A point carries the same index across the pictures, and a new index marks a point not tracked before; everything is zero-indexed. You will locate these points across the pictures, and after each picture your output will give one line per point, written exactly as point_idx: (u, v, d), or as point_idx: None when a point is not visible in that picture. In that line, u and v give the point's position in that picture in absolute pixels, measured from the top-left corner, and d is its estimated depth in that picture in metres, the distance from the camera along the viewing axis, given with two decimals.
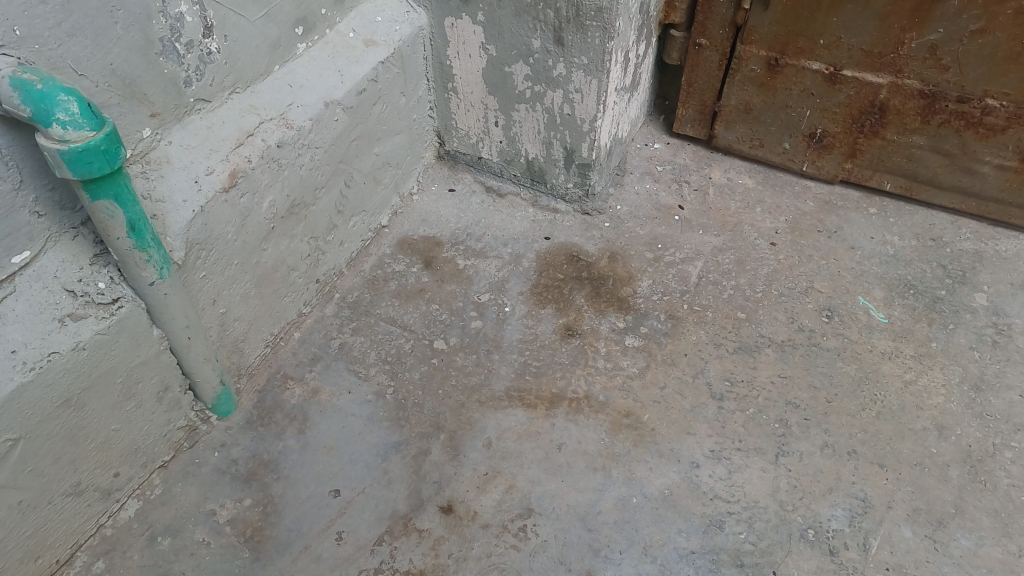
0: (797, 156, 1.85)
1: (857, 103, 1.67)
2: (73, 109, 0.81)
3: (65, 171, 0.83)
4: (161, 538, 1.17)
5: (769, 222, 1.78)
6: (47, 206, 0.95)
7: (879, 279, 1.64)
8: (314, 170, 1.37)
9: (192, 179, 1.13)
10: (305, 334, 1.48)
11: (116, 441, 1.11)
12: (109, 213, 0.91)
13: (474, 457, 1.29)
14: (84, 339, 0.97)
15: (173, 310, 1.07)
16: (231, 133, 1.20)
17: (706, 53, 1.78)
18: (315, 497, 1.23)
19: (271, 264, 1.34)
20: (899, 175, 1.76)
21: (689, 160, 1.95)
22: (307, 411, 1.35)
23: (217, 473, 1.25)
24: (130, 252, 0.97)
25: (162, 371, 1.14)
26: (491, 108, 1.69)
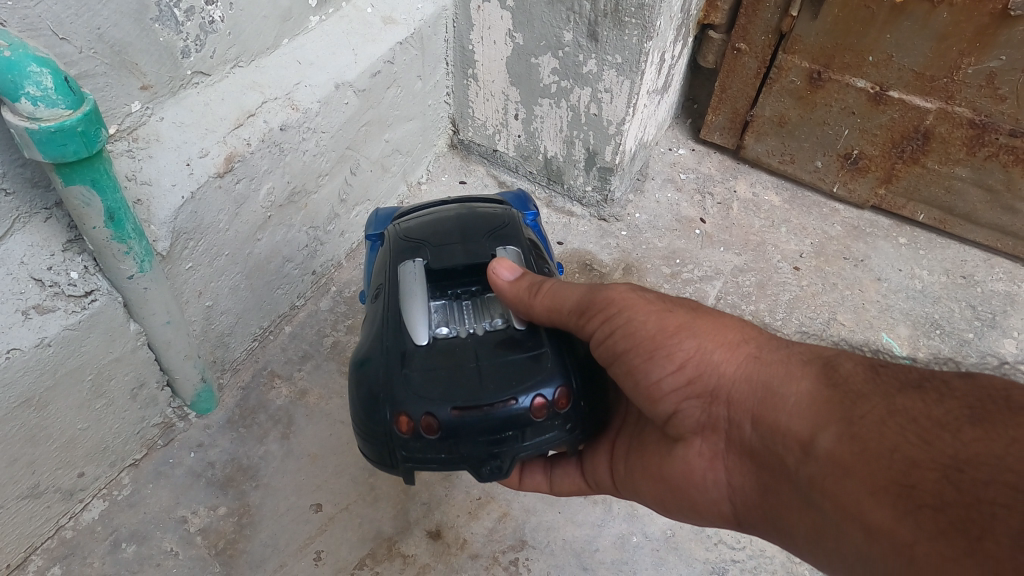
0: (829, 176, 1.75)
1: (900, 128, 1.57)
2: (46, 83, 0.70)
3: (35, 152, 0.73)
4: (126, 545, 1.09)
5: (793, 245, 1.69)
6: (16, 182, 0.84)
7: (904, 316, 1.55)
8: (319, 157, 1.27)
9: (184, 161, 1.02)
10: (297, 329, 1.39)
11: (82, 440, 1.02)
12: (85, 200, 0.81)
13: (467, 478, 1.21)
14: (50, 335, 0.88)
15: (153, 305, 0.98)
16: (230, 112, 1.09)
17: (744, 59, 1.67)
18: (294, 511, 1.15)
19: (265, 255, 1.24)
20: (934, 206, 1.68)
21: (714, 170, 1.85)
22: (293, 414, 1.26)
23: (191, 476, 1.17)
24: (107, 243, 0.87)
25: (137, 367, 1.05)
26: (512, 100, 1.58)
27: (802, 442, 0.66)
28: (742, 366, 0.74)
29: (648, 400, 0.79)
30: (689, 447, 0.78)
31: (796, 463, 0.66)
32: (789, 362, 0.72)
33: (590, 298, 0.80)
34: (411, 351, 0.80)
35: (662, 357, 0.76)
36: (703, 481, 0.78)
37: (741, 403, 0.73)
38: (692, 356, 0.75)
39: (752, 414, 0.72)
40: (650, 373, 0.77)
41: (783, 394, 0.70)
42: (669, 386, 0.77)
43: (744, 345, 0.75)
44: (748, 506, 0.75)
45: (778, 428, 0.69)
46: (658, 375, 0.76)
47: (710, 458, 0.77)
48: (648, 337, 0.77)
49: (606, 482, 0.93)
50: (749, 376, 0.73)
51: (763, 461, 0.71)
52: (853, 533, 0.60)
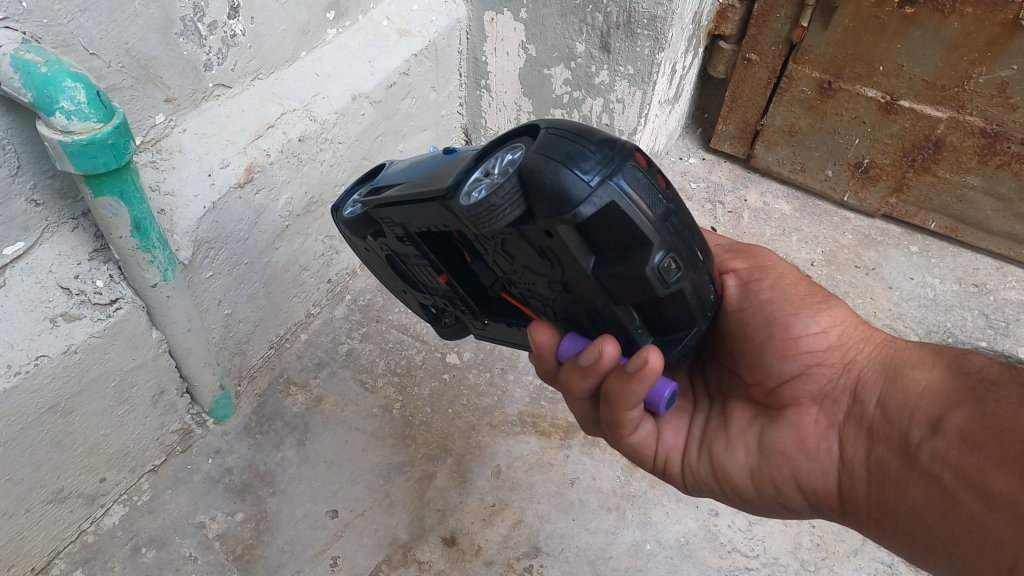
0: (839, 185, 1.76)
1: (911, 137, 1.58)
2: (79, 97, 0.72)
3: (67, 163, 0.75)
4: (146, 550, 1.10)
5: (804, 253, 1.69)
6: (46, 193, 0.87)
7: (917, 325, 1.56)
8: (335, 167, 1.29)
9: (205, 171, 1.04)
10: (312, 337, 1.40)
11: (104, 445, 1.04)
12: (112, 210, 0.83)
13: (481, 485, 1.22)
14: (76, 342, 0.90)
15: (175, 313, 0.99)
16: (250, 123, 1.12)
17: (755, 69, 1.68)
18: (311, 517, 1.16)
19: (282, 263, 1.26)
20: (946, 214, 1.68)
21: (725, 179, 1.86)
22: (308, 421, 1.28)
23: (209, 482, 1.18)
24: (132, 252, 0.89)
25: (158, 374, 1.06)
26: (525, 110, 1.60)
27: (933, 420, 0.69)
28: (879, 350, 0.81)
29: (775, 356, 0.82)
30: (803, 413, 0.80)
31: (921, 438, 0.69)
32: (925, 352, 0.77)
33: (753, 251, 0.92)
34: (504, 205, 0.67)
35: (809, 315, 0.83)
36: (814, 450, 0.78)
37: (872, 381, 0.78)
38: (834, 323, 0.83)
39: (880, 393, 0.76)
40: (795, 325, 0.83)
41: (915, 377, 0.75)
42: (809, 344, 0.82)
43: (883, 336, 0.82)
44: (853, 485, 0.74)
45: (908, 405, 0.73)
46: (800, 329, 0.82)
47: (825, 427, 0.79)
48: (801, 295, 0.85)
49: (673, 457, 0.88)
50: (884, 358, 0.79)
51: (883, 437, 0.74)
52: (971, 501, 0.62)
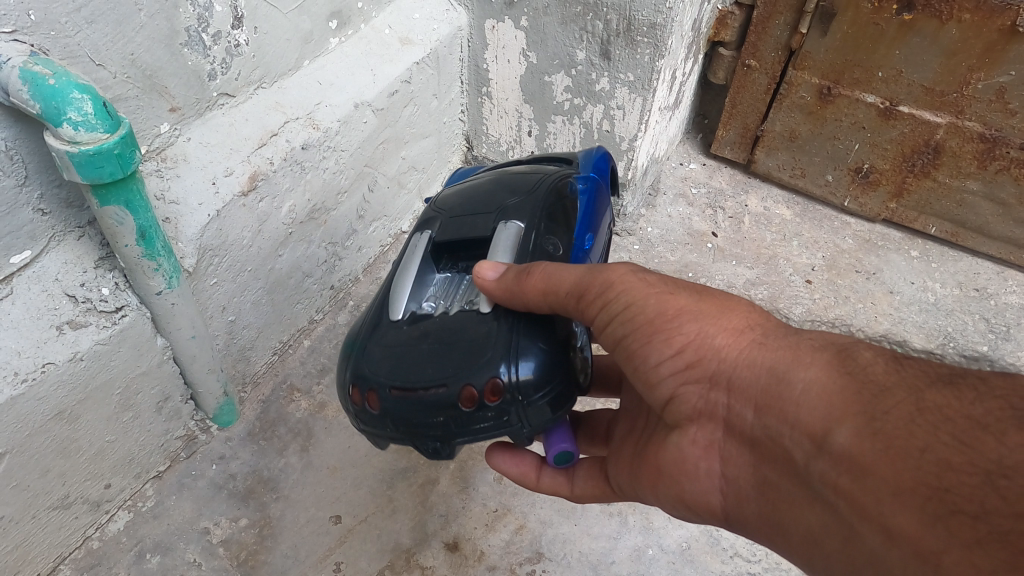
0: (839, 190, 1.77)
1: (910, 142, 1.59)
2: (87, 109, 0.73)
3: (74, 174, 0.76)
4: (150, 556, 1.11)
5: (805, 258, 1.70)
6: (53, 203, 0.88)
7: (918, 329, 1.56)
8: (338, 174, 1.30)
9: (210, 180, 1.05)
10: (315, 343, 1.41)
11: (109, 452, 1.05)
12: (119, 219, 0.84)
13: (484, 490, 1.22)
14: (82, 350, 0.91)
15: (180, 321, 1.00)
16: (253, 132, 1.13)
17: (754, 75, 1.69)
18: (314, 523, 1.17)
19: (286, 271, 1.27)
20: (946, 219, 1.69)
21: (725, 184, 1.87)
22: (312, 427, 1.28)
23: (213, 488, 1.19)
24: (138, 260, 0.90)
25: (162, 381, 1.07)
26: (526, 117, 1.61)
27: (816, 436, 0.62)
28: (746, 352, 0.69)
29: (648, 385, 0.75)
30: (683, 436, 0.74)
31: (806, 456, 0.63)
32: (799, 347, 0.67)
33: (589, 280, 0.74)
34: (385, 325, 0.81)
35: (660, 342, 0.72)
36: (696, 473, 0.74)
37: (742, 395, 0.69)
38: (693, 339, 0.71)
39: (757, 405, 0.68)
40: (649, 357, 0.73)
41: (791, 382, 0.65)
42: (667, 371, 0.72)
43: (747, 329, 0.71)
44: (743, 503, 0.71)
45: (783, 421, 0.65)
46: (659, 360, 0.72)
47: (705, 447, 0.73)
48: (647, 322, 0.72)
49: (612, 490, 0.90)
50: (754, 362, 0.68)
51: (765, 454, 0.68)
52: (869, 532, 0.57)
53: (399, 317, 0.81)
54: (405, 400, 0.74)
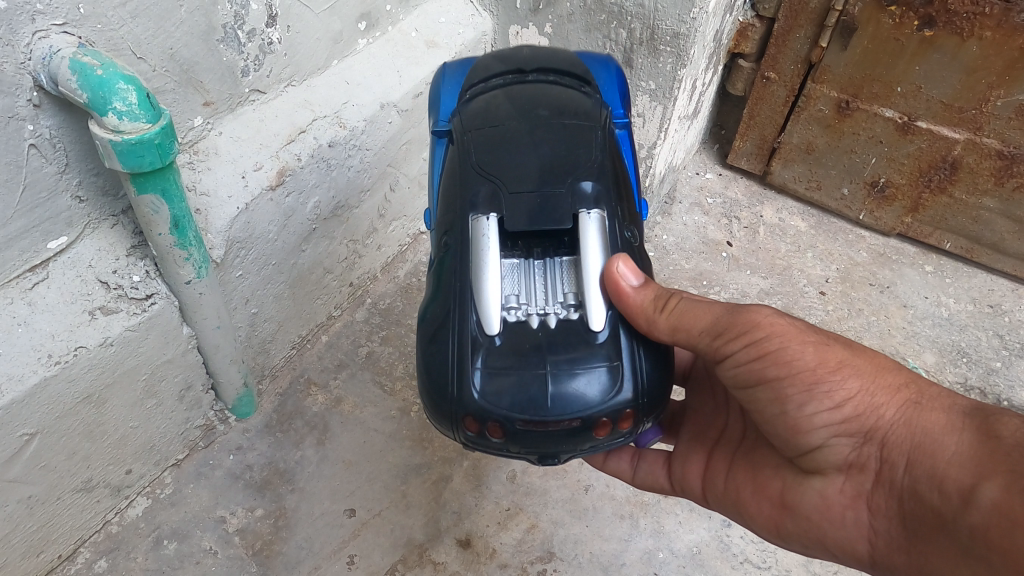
0: (855, 203, 1.78)
1: (927, 157, 1.60)
2: (131, 99, 0.75)
3: (115, 162, 0.78)
4: (168, 542, 1.12)
5: (819, 270, 1.71)
6: (89, 190, 0.90)
7: (930, 343, 1.57)
8: (362, 173, 1.32)
9: (240, 174, 1.07)
10: (333, 339, 1.43)
11: (132, 438, 1.07)
12: (154, 208, 0.86)
13: (497, 489, 1.23)
14: (112, 335, 0.92)
15: (206, 310, 1.02)
16: (282, 128, 1.15)
17: (773, 87, 1.71)
18: (329, 516, 1.18)
19: (308, 265, 1.29)
20: (961, 235, 1.69)
21: (741, 195, 1.88)
22: (328, 421, 1.30)
23: (230, 478, 1.20)
24: (170, 249, 0.92)
25: (186, 369, 1.09)
26: None
27: (964, 491, 0.66)
28: (900, 411, 0.74)
29: (797, 426, 0.77)
30: (827, 482, 0.79)
31: (955, 513, 0.66)
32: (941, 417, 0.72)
33: (726, 320, 0.77)
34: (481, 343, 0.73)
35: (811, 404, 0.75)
36: (835, 517, 0.79)
37: (894, 447, 0.73)
38: (844, 400, 0.75)
39: (907, 458, 0.72)
40: (806, 406, 0.76)
41: (940, 443, 0.70)
42: (822, 421, 0.76)
43: (892, 389, 0.75)
44: (892, 552, 0.75)
45: (935, 475, 0.69)
46: (814, 408, 0.75)
47: (851, 497, 0.77)
48: (807, 369, 0.75)
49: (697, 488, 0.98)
50: (910, 421, 0.73)
51: (910, 508, 0.72)
52: None
53: (495, 330, 0.72)
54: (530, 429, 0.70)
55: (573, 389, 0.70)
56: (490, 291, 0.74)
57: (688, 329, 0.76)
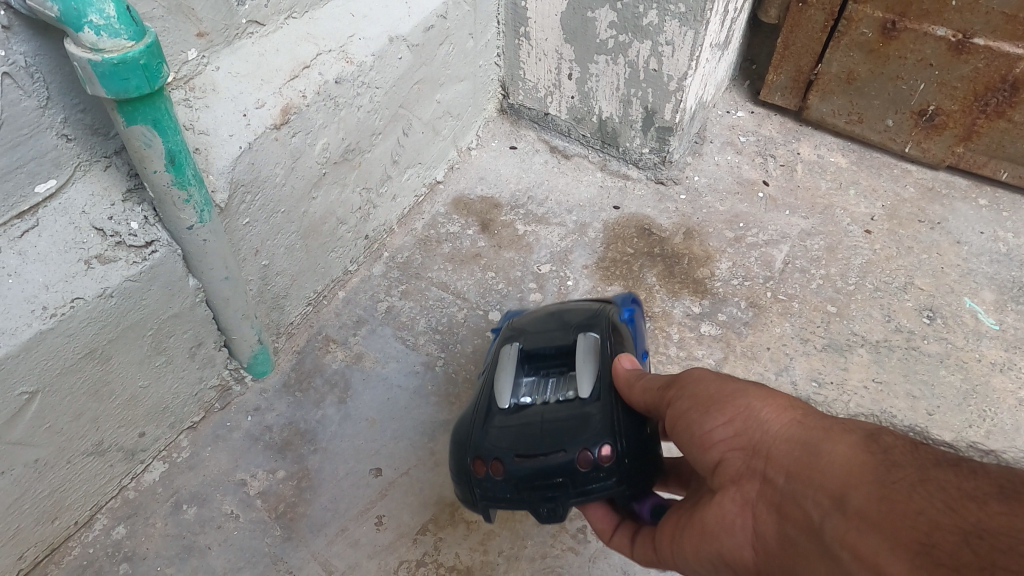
0: (901, 135, 1.66)
1: (983, 78, 1.47)
2: (109, 12, 0.67)
3: (97, 87, 0.70)
4: (187, 507, 1.07)
5: (863, 207, 1.60)
6: (77, 128, 0.82)
7: (988, 280, 1.46)
8: (372, 114, 1.23)
9: (240, 111, 0.99)
10: (350, 295, 1.36)
11: (143, 398, 1.01)
12: (146, 141, 0.78)
13: None
14: (111, 286, 0.86)
15: (211, 259, 0.95)
16: (285, 63, 1.06)
17: (810, 11, 1.58)
18: (354, 476, 1.12)
19: (320, 215, 1.21)
20: (1020, 163, 1.56)
21: (775, 132, 1.77)
22: (349, 378, 1.23)
23: (249, 440, 1.15)
24: (167, 189, 0.84)
25: (196, 325, 1.02)
26: (566, 58, 1.52)
27: (835, 498, 0.53)
28: (790, 426, 0.62)
29: (698, 446, 0.67)
30: (717, 500, 0.65)
31: (822, 518, 0.54)
32: (835, 423, 0.60)
33: None
34: (494, 415, 0.83)
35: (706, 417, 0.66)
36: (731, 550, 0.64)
37: (778, 459, 0.60)
38: (737, 415, 0.65)
39: (787, 472, 0.59)
40: (701, 424, 0.66)
41: (824, 448, 0.57)
42: (716, 438, 0.65)
43: (794, 405, 0.63)
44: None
45: (812, 484, 0.56)
46: (710, 426, 0.66)
47: (738, 513, 0.63)
48: (706, 395, 0.67)
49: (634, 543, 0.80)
50: (793, 434, 0.60)
51: (792, 528, 0.58)
52: None
53: (506, 404, 0.84)
54: (525, 464, 0.77)
55: (563, 429, 0.79)
56: (508, 384, 0.85)
57: (643, 383, 0.77)
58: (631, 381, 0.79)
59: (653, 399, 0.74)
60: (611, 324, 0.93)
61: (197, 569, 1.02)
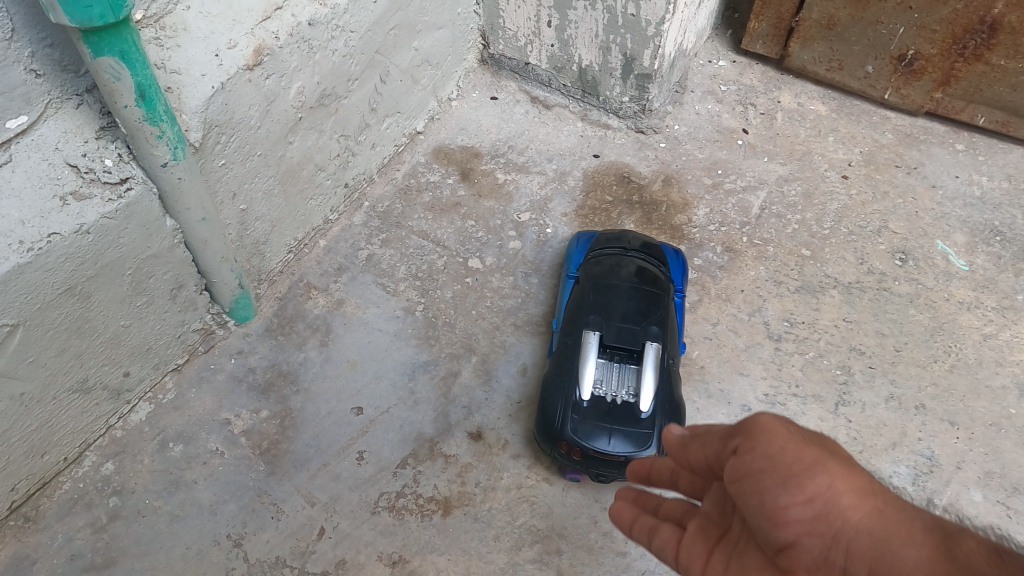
0: (880, 82, 1.66)
1: (962, 21, 1.47)
2: None
3: (61, 15, 0.71)
4: (173, 445, 1.10)
5: (841, 154, 1.61)
6: (45, 64, 0.83)
7: (961, 224, 1.48)
8: (348, 59, 1.23)
9: (212, 51, 0.99)
10: (331, 243, 1.37)
11: (126, 338, 1.03)
12: (115, 74, 0.79)
13: (507, 383, 1.20)
14: (88, 223, 0.87)
15: (187, 199, 0.97)
16: (258, 3, 1.05)
17: None
18: (336, 414, 1.15)
19: (298, 161, 1.22)
20: (997, 107, 1.57)
21: (757, 81, 1.77)
22: (331, 322, 1.26)
23: (233, 382, 1.17)
24: (139, 124, 0.85)
25: (175, 267, 1.04)
26: (545, 5, 1.52)
27: None
28: (876, 513, 0.46)
29: (765, 519, 0.50)
30: None
31: None
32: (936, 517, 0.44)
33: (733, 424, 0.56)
34: (562, 413, 1.06)
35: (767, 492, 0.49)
36: None
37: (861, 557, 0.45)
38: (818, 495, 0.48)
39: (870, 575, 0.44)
40: (760, 500, 0.50)
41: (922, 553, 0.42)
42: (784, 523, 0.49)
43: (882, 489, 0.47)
44: None
45: None
46: (785, 501, 0.48)
47: None
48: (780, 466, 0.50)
49: None
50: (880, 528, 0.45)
51: None
52: None
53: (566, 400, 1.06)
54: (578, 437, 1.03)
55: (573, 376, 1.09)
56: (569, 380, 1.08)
57: (705, 436, 0.59)
58: (685, 442, 0.62)
59: (713, 456, 0.57)
60: (625, 298, 1.13)
61: (185, 502, 1.05)
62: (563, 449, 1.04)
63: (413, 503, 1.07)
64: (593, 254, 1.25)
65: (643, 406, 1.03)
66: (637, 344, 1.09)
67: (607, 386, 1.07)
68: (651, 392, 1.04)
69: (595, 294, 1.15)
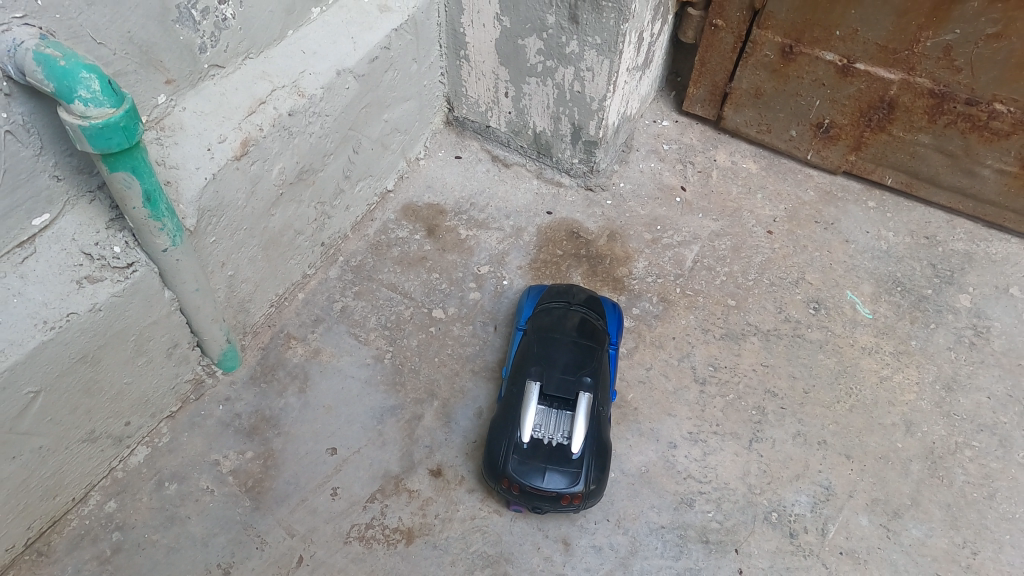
0: (803, 144, 1.87)
1: (866, 98, 1.68)
2: (94, 87, 0.82)
3: (85, 145, 0.86)
4: (169, 484, 1.25)
5: (767, 210, 1.81)
6: (66, 170, 0.98)
7: (868, 275, 1.68)
8: (324, 138, 1.40)
9: (205, 146, 1.15)
10: (309, 296, 1.53)
11: (128, 392, 1.18)
12: (126, 183, 0.95)
13: (464, 424, 1.36)
14: (100, 301, 1.03)
15: (184, 275, 1.12)
16: (243, 100, 1.22)
17: (721, 34, 1.77)
18: (313, 454, 1.31)
19: (279, 228, 1.38)
20: (901, 170, 1.78)
21: (696, 140, 1.96)
22: (308, 370, 1.42)
23: (221, 426, 1.33)
24: (145, 220, 1.01)
25: (172, 329, 1.19)
26: (502, 79, 1.69)
27: None
28: None
29: None
30: None
31: None
32: None
33: None
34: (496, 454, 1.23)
35: None
36: None
37: None
38: None
39: None
40: None
41: None
42: None
43: None
44: None
45: None
46: None
47: None
48: None
49: None
50: None
51: None
52: None
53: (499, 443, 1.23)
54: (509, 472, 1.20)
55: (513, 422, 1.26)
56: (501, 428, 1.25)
57: None
58: None
59: None
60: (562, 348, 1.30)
61: (179, 535, 1.20)
62: (504, 485, 1.21)
63: (381, 533, 1.23)
64: (541, 307, 1.43)
65: (574, 448, 1.20)
66: (572, 393, 1.25)
67: (545, 429, 1.24)
68: (582, 436, 1.21)
69: (538, 345, 1.32)
